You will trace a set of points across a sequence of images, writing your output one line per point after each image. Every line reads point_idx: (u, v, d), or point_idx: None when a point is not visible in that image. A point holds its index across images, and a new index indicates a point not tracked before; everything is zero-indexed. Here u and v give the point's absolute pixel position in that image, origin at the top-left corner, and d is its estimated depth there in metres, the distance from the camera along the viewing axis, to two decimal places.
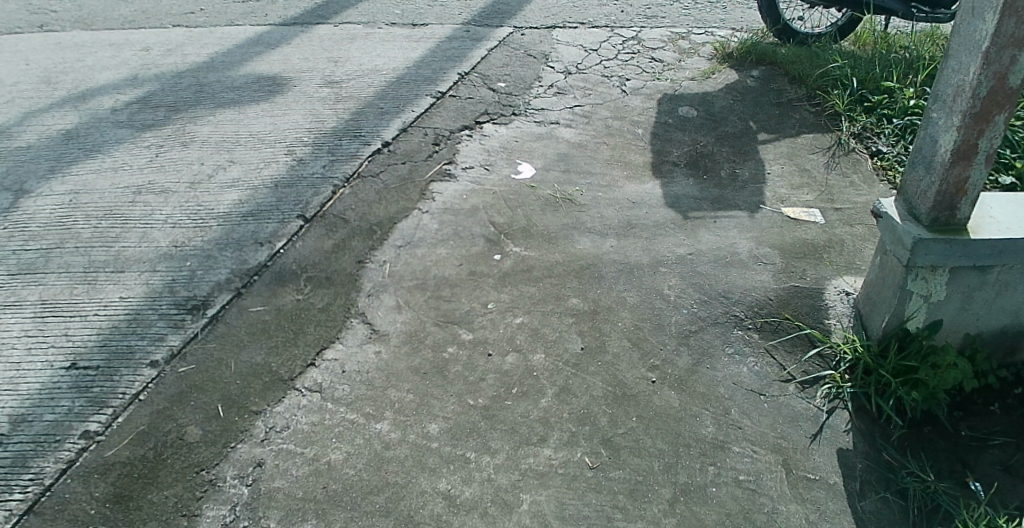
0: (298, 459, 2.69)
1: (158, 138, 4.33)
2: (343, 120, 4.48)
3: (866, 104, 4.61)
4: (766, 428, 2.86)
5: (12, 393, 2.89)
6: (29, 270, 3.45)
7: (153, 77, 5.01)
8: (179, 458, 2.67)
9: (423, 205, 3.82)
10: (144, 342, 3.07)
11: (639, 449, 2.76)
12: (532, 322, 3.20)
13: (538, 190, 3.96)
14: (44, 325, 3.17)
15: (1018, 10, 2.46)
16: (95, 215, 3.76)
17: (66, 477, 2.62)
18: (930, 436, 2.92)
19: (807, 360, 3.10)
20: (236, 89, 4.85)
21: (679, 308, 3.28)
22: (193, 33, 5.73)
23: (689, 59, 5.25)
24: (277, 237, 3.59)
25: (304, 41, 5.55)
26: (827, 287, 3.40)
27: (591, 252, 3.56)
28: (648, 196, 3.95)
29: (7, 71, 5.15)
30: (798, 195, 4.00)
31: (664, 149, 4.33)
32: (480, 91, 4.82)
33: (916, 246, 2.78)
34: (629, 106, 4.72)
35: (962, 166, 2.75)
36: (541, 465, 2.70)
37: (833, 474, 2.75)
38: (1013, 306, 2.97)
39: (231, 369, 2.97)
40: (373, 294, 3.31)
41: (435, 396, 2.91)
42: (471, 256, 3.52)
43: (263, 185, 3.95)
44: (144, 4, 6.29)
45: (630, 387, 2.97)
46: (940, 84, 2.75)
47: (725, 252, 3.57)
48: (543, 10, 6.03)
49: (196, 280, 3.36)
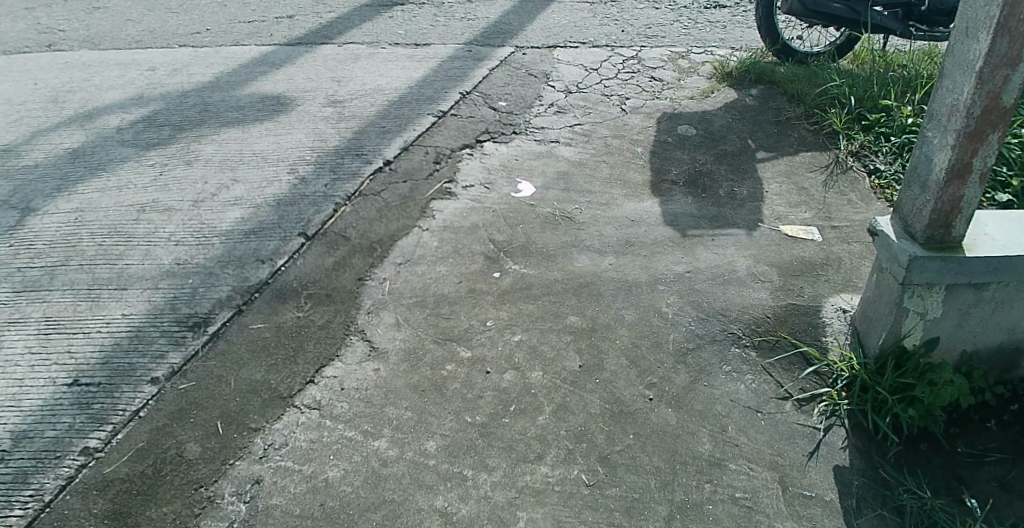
0: (297, 476, 2.71)
1: (163, 158, 4.38)
2: (345, 139, 4.53)
3: (864, 122, 4.65)
4: (763, 445, 2.87)
5: (14, 409, 2.92)
6: (33, 287, 3.49)
7: (159, 97, 5.08)
8: (178, 476, 2.69)
9: (423, 223, 3.86)
10: (145, 359, 3.10)
11: (636, 466, 2.77)
12: (531, 339, 3.22)
13: (537, 209, 3.99)
14: (47, 341, 3.20)
15: (1011, 30, 2.50)
16: (99, 233, 3.80)
17: (66, 493, 2.64)
18: (926, 453, 2.93)
19: (803, 378, 3.11)
20: (240, 108, 4.92)
21: (677, 326, 3.30)
22: (199, 53, 5.81)
23: (689, 78, 5.30)
24: (278, 255, 3.62)
25: (308, 61, 5.62)
26: (824, 305, 3.41)
27: (590, 269, 3.58)
28: (647, 215, 3.98)
29: (15, 91, 5.22)
30: (795, 213, 4.03)
31: (664, 167, 4.37)
32: (481, 110, 4.86)
33: (912, 263, 2.80)
34: (629, 125, 4.76)
35: (957, 185, 2.76)
36: (538, 482, 2.71)
37: (829, 491, 2.75)
38: (1009, 322, 2.98)
39: (231, 385, 3.00)
40: (373, 312, 3.34)
41: (434, 414, 2.93)
42: (471, 274, 3.55)
43: (265, 203, 3.99)
44: (151, 24, 6.38)
45: (628, 404, 2.98)
46: (934, 104, 2.77)
47: (723, 270, 3.59)
48: (545, 30, 6.10)
49: (197, 297, 3.39)
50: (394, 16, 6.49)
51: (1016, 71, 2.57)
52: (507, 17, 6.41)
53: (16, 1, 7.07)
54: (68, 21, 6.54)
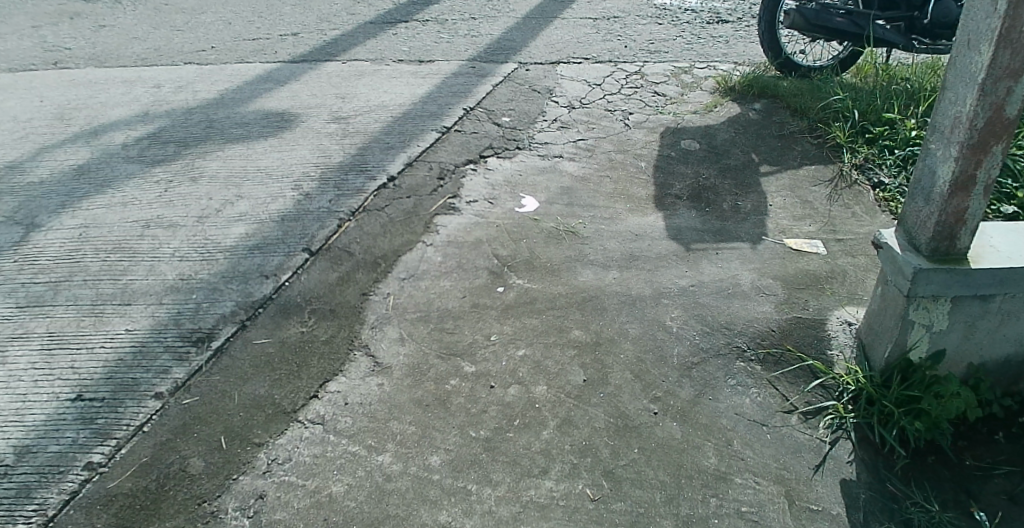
0: (300, 491, 2.69)
1: (168, 174, 4.41)
2: (350, 154, 4.56)
3: (867, 135, 4.66)
4: (769, 459, 2.85)
5: (18, 424, 2.92)
6: (38, 303, 3.50)
7: (164, 114, 5.11)
8: (181, 490, 2.68)
9: (427, 238, 3.87)
10: (149, 374, 3.10)
11: (640, 481, 2.75)
12: (535, 354, 3.21)
13: (541, 223, 3.99)
14: (51, 357, 3.21)
15: (1013, 42, 2.50)
16: (104, 248, 3.82)
17: (70, 508, 2.63)
18: (934, 466, 2.90)
19: (809, 391, 3.10)
20: (246, 124, 4.95)
21: (681, 339, 3.29)
22: (204, 70, 5.85)
23: (692, 93, 5.31)
24: (282, 270, 3.63)
25: (312, 78, 5.66)
26: (829, 318, 3.40)
27: (594, 283, 3.58)
28: (651, 229, 3.98)
29: (21, 108, 5.26)
30: (799, 226, 4.02)
31: (667, 182, 4.37)
32: (485, 126, 4.89)
33: (917, 275, 2.79)
34: (632, 140, 4.77)
35: (961, 197, 2.76)
36: (542, 497, 2.70)
37: (836, 505, 2.73)
38: (1016, 334, 2.97)
39: (236, 400, 2.99)
40: (377, 327, 3.34)
41: (437, 428, 2.92)
42: (475, 288, 3.55)
43: (270, 218, 4.00)
44: (156, 42, 6.44)
45: (632, 419, 2.97)
46: (937, 115, 2.77)
47: (727, 284, 3.59)
48: (548, 46, 6.13)
49: (202, 312, 3.39)
50: (399, 33, 6.54)
51: (1018, 83, 2.57)
52: (510, 33, 6.45)
53: (22, 19, 7.14)
54: (75, 39, 6.60)
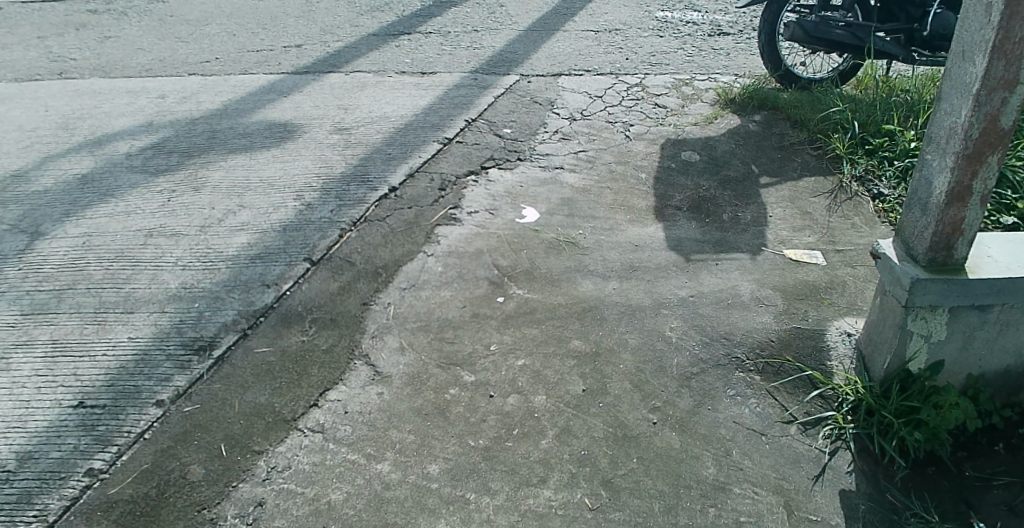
0: (298, 498, 2.70)
1: (171, 184, 4.43)
2: (351, 165, 4.58)
3: (866, 147, 4.68)
4: (767, 469, 2.85)
5: (20, 431, 2.94)
6: (41, 311, 3.52)
7: (168, 124, 5.15)
8: (181, 497, 2.69)
9: (427, 248, 3.88)
10: (151, 382, 3.11)
11: (638, 491, 2.76)
12: (534, 364, 3.22)
13: (541, 234, 4.01)
14: (54, 365, 3.22)
15: (1007, 53, 2.52)
16: (106, 257, 3.84)
17: (70, 514, 2.65)
18: (934, 476, 2.90)
19: (808, 402, 3.11)
20: (248, 135, 4.98)
21: (680, 349, 3.30)
22: (208, 81, 5.90)
23: (692, 105, 5.34)
24: (284, 280, 3.65)
25: (315, 89, 5.70)
26: (828, 328, 3.41)
27: (594, 294, 3.59)
28: (651, 240, 3.99)
29: (26, 118, 5.30)
30: (798, 237, 4.04)
31: (667, 193, 4.39)
32: (486, 137, 4.91)
33: (914, 286, 2.80)
34: (632, 151, 4.79)
35: (958, 207, 2.77)
36: (541, 506, 2.70)
37: (836, 515, 2.73)
38: (1014, 344, 2.98)
39: (236, 409, 3.00)
40: (377, 336, 3.35)
41: (436, 437, 2.92)
42: (475, 298, 3.57)
43: (272, 228, 4.03)
44: (161, 53, 6.50)
45: (631, 428, 2.97)
46: (933, 125, 2.78)
47: (726, 294, 3.59)
48: (550, 58, 6.17)
49: (203, 321, 3.41)
50: (402, 45, 6.59)
51: (1013, 93, 2.59)
52: (512, 45, 6.49)
53: (29, 30, 7.20)
54: (79, 49, 6.66)
